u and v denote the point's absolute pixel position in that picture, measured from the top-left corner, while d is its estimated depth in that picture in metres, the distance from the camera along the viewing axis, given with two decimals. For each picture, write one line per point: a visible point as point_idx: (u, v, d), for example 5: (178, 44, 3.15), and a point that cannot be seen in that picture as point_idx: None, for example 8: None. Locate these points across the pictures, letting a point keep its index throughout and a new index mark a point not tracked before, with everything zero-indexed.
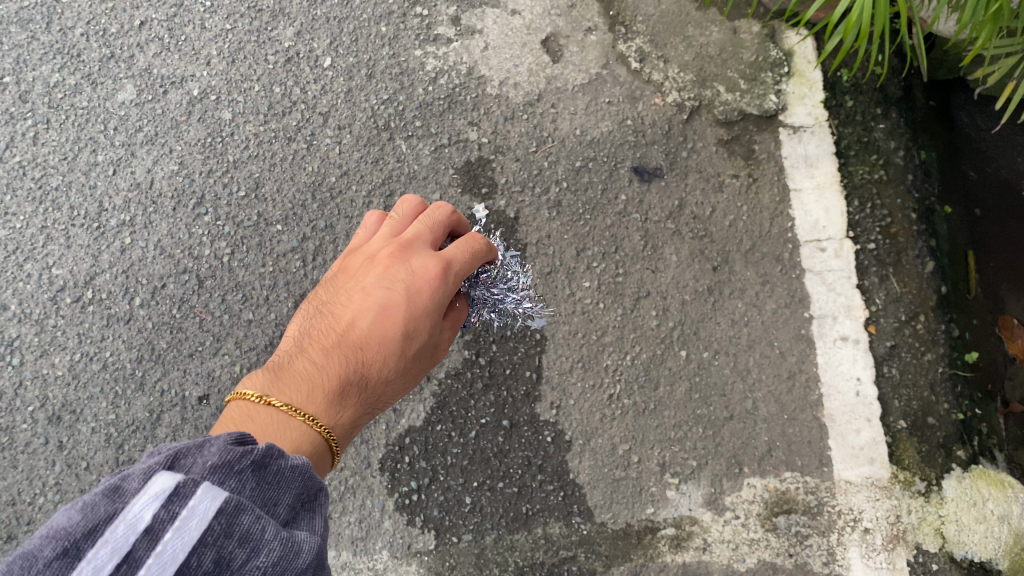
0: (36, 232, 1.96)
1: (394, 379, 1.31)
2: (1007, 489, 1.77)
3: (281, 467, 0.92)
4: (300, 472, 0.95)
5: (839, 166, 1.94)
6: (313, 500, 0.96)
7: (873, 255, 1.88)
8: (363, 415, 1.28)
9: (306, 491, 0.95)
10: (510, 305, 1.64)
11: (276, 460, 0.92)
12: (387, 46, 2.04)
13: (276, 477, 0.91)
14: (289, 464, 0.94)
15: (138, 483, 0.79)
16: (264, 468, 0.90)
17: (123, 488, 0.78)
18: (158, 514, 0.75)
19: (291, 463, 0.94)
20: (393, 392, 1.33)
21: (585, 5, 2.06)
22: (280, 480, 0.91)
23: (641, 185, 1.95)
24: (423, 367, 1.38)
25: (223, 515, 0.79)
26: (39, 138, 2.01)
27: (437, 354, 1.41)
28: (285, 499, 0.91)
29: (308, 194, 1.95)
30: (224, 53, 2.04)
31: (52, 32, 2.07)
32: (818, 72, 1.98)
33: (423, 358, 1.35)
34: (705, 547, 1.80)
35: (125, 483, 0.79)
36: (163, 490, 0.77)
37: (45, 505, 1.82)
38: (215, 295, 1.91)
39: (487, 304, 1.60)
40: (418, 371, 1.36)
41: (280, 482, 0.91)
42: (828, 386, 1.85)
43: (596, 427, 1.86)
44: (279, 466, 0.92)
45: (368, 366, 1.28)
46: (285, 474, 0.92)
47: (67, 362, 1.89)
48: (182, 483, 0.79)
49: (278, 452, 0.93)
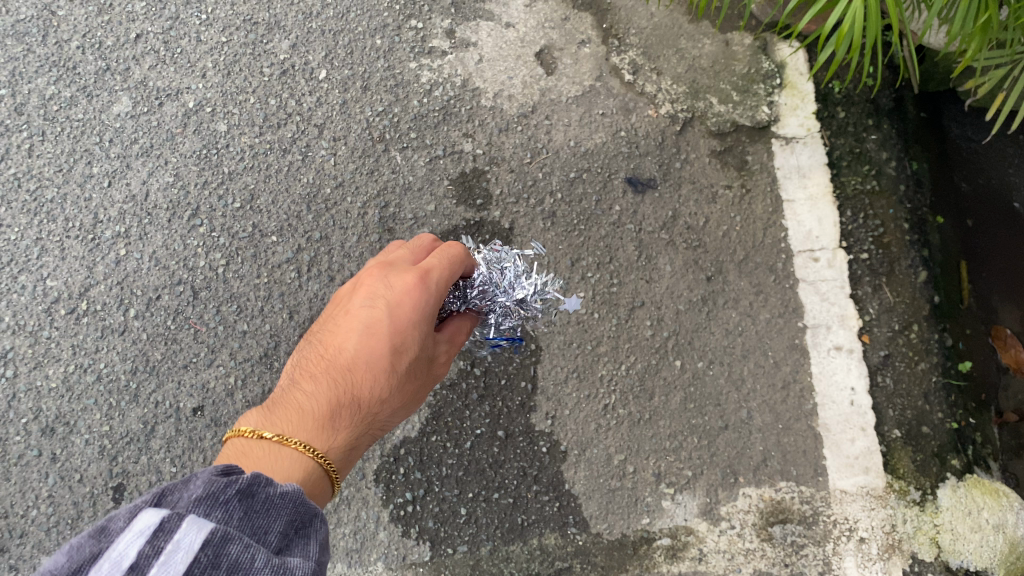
0: (30, 244, 1.96)
1: (391, 399, 1.31)
2: (1002, 497, 1.78)
3: (269, 494, 0.93)
4: (291, 498, 0.95)
5: (832, 176, 1.95)
6: (307, 526, 0.95)
7: (867, 264, 1.89)
8: (363, 436, 1.28)
9: (297, 517, 0.94)
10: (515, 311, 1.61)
11: (263, 487, 0.93)
12: (383, 58, 2.05)
13: (266, 504, 0.92)
14: (278, 491, 0.94)
15: (123, 521, 0.79)
16: (251, 496, 0.91)
17: (109, 528, 0.79)
18: (142, 550, 0.75)
19: (279, 490, 0.95)
20: (393, 411, 1.33)
21: (579, 19, 2.08)
22: (270, 508, 0.91)
23: (635, 195, 1.96)
24: (421, 384, 1.37)
25: (209, 545, 0.78)
26: (34, 150, 2.02)
27: (435, 369, 1.40)
28: (276, 526, 0.90)
29: (303, 206, 1.96)
30: (219, 65, 2.05)
31: (48, 45, 2.08)
32: (810, 84, 2.00)
33: (418, 375, 1.35)
34: (701, 557, 1.80)
35: (112, 523, 0.80)
36: (148, 526, 0.78)
37: (38, 518, 1.81)
38: (210, 306, 1.91)
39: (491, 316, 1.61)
40: (416, 388, 1.36)
41: (270, 510, 0.91)
42: (823, 396, 1.86)
43: (592, 437, 1.86)
44: (268, 494, 0.93)
45: (359, 388, 1.28)
46: (274, 501, 0.92)
47: (61, 373, 1.89)
48: (166, 518, 0.79)
49: (265, 480, 0.94)
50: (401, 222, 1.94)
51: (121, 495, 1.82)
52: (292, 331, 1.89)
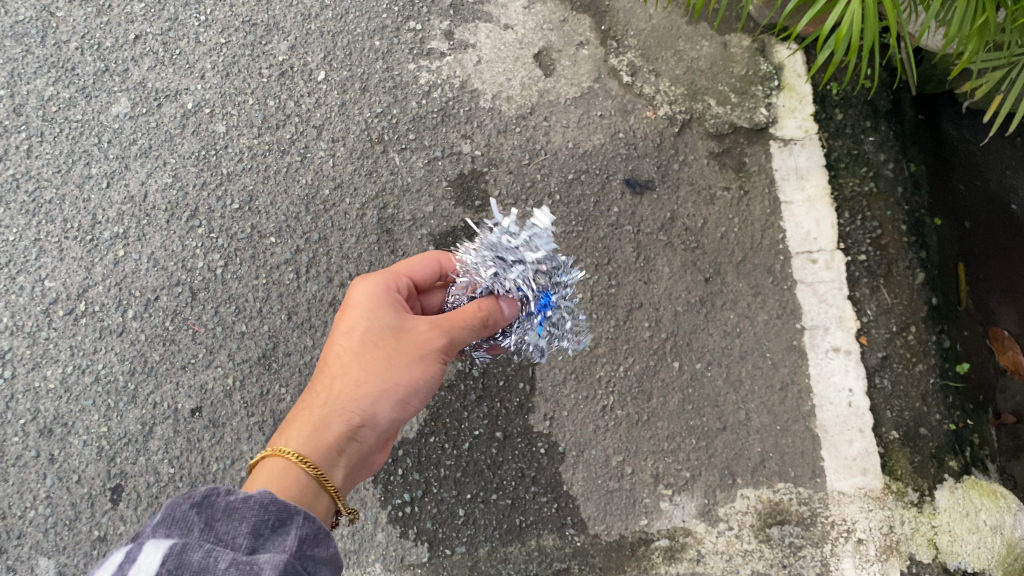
0: (29, 245, 1.96)
1: (355, 374, 1.33)
2: (1000, 499, 1.78)
3: (230, 500, 0.93)
4: (256, 500, 0.95)
5: (830, 178, 1.96)
6: (283, 521, 0.96)
7: (864, 266, 1.90)
8: (337, 421, 1.28)
9: (269, 515, 0.95)
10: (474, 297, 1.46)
11: (223, 496, 0.93)
12: (382, 59, 2.05)
13: (228, 510, 0.92)
14: (240, 495, 0.94)
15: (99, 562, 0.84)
16: (211, 507, 0.92)
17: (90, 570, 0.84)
18: None
19: (241, 495, 0.95)
20: (365, 387, 1.32)
21: (578, 20, 2.09)
22: (233, 512, 0.92)
23: (633, 197, 1.96)
24: (387, 355, 1.35)
25: (167, 563, 0.81)
26: (33, 151, 2.02)
27: (406, 339, 1.37)
28: (243, 529, 0.91)
29: (301, 207, 1.96)
30: (218, 67, 2.06)
31: (47, 45, 2.08)
32: (808, 85, 2.00)
33: (379, 347, 1.36)
34: (699, 558, 1.80)
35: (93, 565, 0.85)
36: (113, 562, 0.82)
37: (35, 519, 1.81)
38: (208, 308, 1.91)
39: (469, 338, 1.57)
40: (381, 359, 1.34)
41: (234, 514, 0.92)
42: (821, 397, 1.86)
43: (590, 438, 1.86)
44: (230, 500, 0.94)
45: (325, 382, 1.34)
46: (236, 507, 0.93)
47: (59, 374, 1.89)
48: (128, 550, 0.83)
49: (225, 489, 0.95)
50: (400, 223, 1.94)
51: (119, 496, 1.82)
52: (290, 332, 1.89)
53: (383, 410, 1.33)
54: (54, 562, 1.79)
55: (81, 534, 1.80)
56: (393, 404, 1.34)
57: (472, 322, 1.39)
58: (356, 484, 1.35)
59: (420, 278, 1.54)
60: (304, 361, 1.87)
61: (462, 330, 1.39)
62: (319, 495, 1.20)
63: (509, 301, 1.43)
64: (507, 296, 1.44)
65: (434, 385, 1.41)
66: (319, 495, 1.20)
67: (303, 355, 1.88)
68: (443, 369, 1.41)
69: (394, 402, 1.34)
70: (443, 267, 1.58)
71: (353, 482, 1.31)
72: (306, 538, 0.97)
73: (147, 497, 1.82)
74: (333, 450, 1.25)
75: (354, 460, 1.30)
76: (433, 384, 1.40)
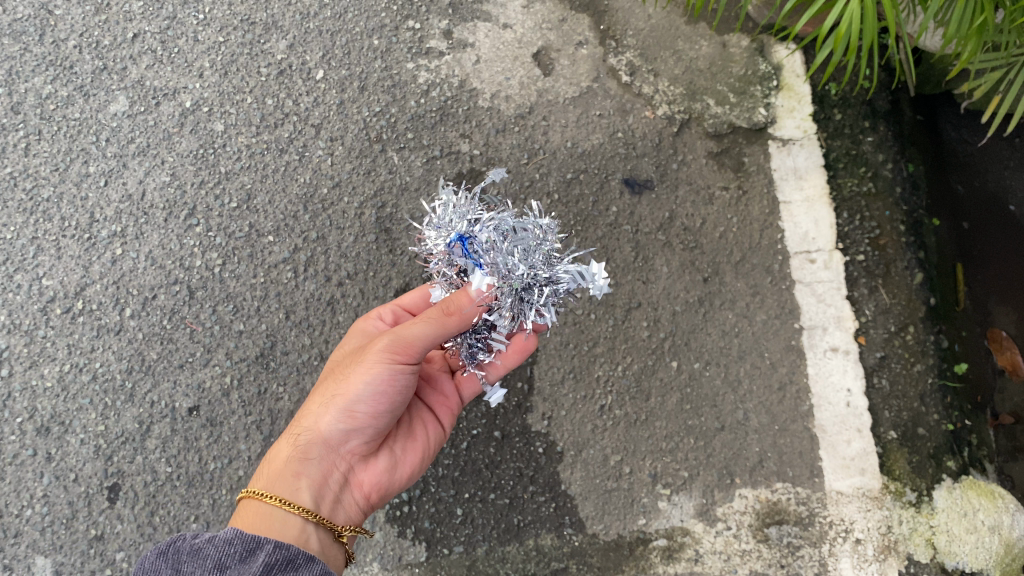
0: (27, 243, 1.95)
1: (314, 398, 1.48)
2: (997, 499, 1.78)
3: (193, 542, 1.14)
4: (219, 540, 1.16)
5: (828, 178, 1.96)
6: (248, 553, 1.15)
7: (863, 266, 1.90)
8: (291, 442, 1.42)
9: (231, 550, 1.14)
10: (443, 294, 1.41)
11: (187, 540, 1.15)
12: (380, 58, 2.05)
13: (193, 550, 1.13)
14: (202, 538, 1.15)
15: None
16: (177, 551, 1.13)
17: None
18: None
19: (204, 537, 1.16)
20: (315, 406, 1.45)
21: (576, 20, 2.08)
22: (196, 551, 1.13)
23: (632, 197, 1.96)
24: (339, 372, 1.47)
25: None
26: (30, 149, 2.01)
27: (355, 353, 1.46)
28: (207, 563, 1.11)
29: (299, 206, 1.96)
30: (217, 65, 2.05)
31: (45, 43, 2.07)
32: (807, 85, 2.01)
33: (337, 368, 1.50)
34: (697, 558, 1.80)
35: None
36: None
37: (32, 518, 1.81)
38: (206, 306, 1.91)
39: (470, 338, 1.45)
40: (333, 377, 1.47)
41: (198, 553, 1.12)
42: (819, 397, 1.86)
43: (588, 438, 1.86)
44: (194, 544, 1.14)
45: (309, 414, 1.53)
46: (200, 546, 1.13)
47: (57, 373, 1.88)
48: None
49: (188, 536, 1.17)
50: (399, 223, 1.94)
51: (116, 495, 1.82)
52: (288, 331, 1.89)
53: (329, 423, 1.41)
54: (51, 561, 1.79)
55: (78, 532, 1.80)
56: (339, 414, 1.40)
57: (433, 316, 1.30)
58: (331, 503, 1.40)
59: (409, 305, 1.68)
60: (302, 360, 1.87)
61: (414, 326, 1.32)
62: (274, 515, 1.31)
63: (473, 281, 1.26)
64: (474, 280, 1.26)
65: (382, 386, 1.38)
66: (274, 516, 1.31)
67: (301, 354, 1.87)
68: (391, 368, 1.37)
69: (339, 411, 1.40)
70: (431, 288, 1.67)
71: (316, 497, 1.37)
72: (274, 563, 1.15)
73: (144, 496, 1.82)
74: (285, 471, 1.38)
75: (314, 477, 1.39)
76: (380, 386, 1.38)
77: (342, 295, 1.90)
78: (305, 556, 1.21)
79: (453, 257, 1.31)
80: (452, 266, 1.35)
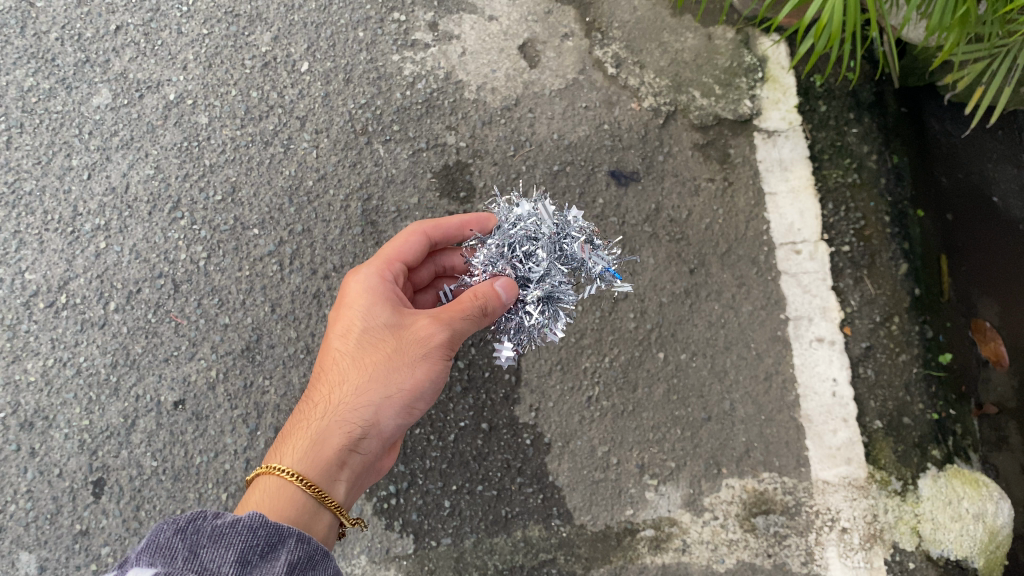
0: (9, 237, 1.94)
1: (359, 382, 1.40)
2: (982, 487, 1.80)
3: (215, 525, 1.05)
4: (244, 526, 1.06)
5: (814, 169, 1.97)
6: (273, 547, 1.08)
7: (848, 257, 1.91)
8: (337, 431, 1.37)
9: (258, 542, 1.06)
10: (544, 258, 1.42)
11: (209, 520, 1.05)
12: (365, 50, 2.04)
13: (215, 535, 1.04)
14: (226, 521, 1.06)
15: None
16: (196, 532, 1.03)
17: None
18: None
19: (227, 519, 1.06)
20: (365, 397, 1.39)
21: (562, 12, 2.08)
22: (217, 538, 1.04)
23: (618, 188, 1.97)
24: (387, 357, 1.40)
25: None
26: (13, 142, 2.00)
27: (404, 338, 1.41)
28: (229, 557, 1.02)
29: (285, 198, 1.95)
30: (201, 58, 2.04)
31: (27, 36, 2.06)
32: (791, 76, 2.02)
33: (377, 349, 1.41)
34: (684, 548, 1.81)
35: None
36: None
37: (16, 513, 1.80)
38: (191, 299, 1.90)
39: (542, 316, 1.49)
40: (381, 362, 1.40)
41: (219, 540, 1.03)
42: (805, 387, 1.87)
43: (575, 429, 1.87)
44: (216, 525, 1.05)
45: (327, 387, 1.42)
46: (223, 532, 1.04)
47: (40, 367, 1.87)
48: None
49: (210, 514, 1.07)
50: (385, 215, 1.94)
51: (101, 490, 1.81)
52: (274, 324, 1.88)
53: (386, 418, 1.40)
54: (36, 557, 1.78)
55: (63, 527, 1.79)
56: (397, 409, 1.41)
57: (474, 311, 1.40)
58: (363, 491, 1.45)
59: (412, 257, 1.56)
60: (288, 353, 1.87)
61: (466, 323, 1.41)
62: (310, 508, 1.30)
63: (506, 284, 1.41)
64: (503, 279, 1.42)
65: (436, 382, 1.45)
66: (310, 509, 1.30)
67: (287, 348, 1.87)
68: (445, 361, 1.45)
69: (398, 408, 1.41)
70: (429, 237, 1.59)
71: (356, 489, 1.41)
72: (295, 562, 1.09)
73: (129, 490, 1.81)
74: (334, 465, 1.34)
75: (357, 470, 1.39)
76: (434, 384, 1.45)
77: (328, 287, 1.89)
78: (324, 553, 1.15)
79: (567, 255, 1.45)
80: (560, 254, 1.45)
